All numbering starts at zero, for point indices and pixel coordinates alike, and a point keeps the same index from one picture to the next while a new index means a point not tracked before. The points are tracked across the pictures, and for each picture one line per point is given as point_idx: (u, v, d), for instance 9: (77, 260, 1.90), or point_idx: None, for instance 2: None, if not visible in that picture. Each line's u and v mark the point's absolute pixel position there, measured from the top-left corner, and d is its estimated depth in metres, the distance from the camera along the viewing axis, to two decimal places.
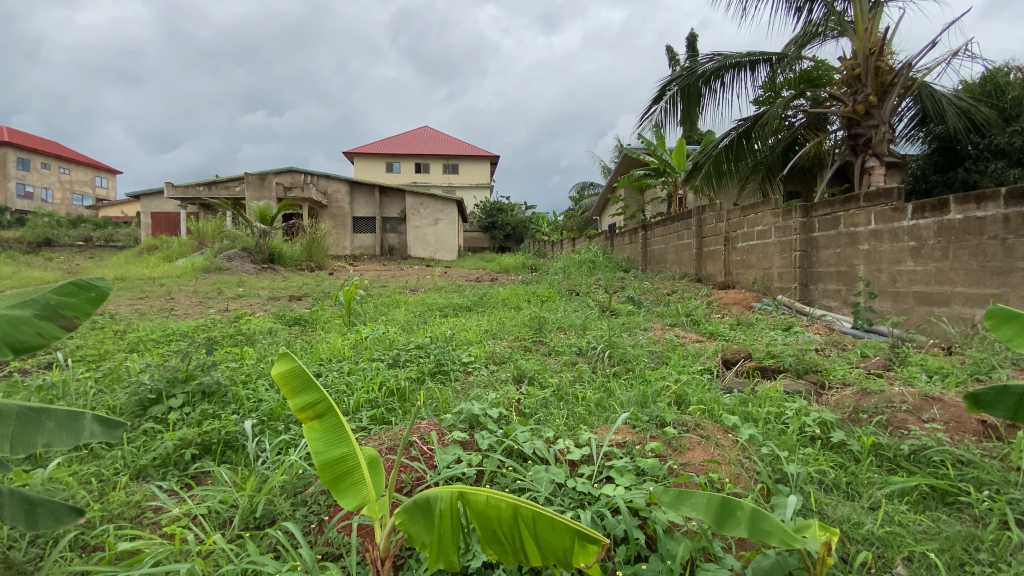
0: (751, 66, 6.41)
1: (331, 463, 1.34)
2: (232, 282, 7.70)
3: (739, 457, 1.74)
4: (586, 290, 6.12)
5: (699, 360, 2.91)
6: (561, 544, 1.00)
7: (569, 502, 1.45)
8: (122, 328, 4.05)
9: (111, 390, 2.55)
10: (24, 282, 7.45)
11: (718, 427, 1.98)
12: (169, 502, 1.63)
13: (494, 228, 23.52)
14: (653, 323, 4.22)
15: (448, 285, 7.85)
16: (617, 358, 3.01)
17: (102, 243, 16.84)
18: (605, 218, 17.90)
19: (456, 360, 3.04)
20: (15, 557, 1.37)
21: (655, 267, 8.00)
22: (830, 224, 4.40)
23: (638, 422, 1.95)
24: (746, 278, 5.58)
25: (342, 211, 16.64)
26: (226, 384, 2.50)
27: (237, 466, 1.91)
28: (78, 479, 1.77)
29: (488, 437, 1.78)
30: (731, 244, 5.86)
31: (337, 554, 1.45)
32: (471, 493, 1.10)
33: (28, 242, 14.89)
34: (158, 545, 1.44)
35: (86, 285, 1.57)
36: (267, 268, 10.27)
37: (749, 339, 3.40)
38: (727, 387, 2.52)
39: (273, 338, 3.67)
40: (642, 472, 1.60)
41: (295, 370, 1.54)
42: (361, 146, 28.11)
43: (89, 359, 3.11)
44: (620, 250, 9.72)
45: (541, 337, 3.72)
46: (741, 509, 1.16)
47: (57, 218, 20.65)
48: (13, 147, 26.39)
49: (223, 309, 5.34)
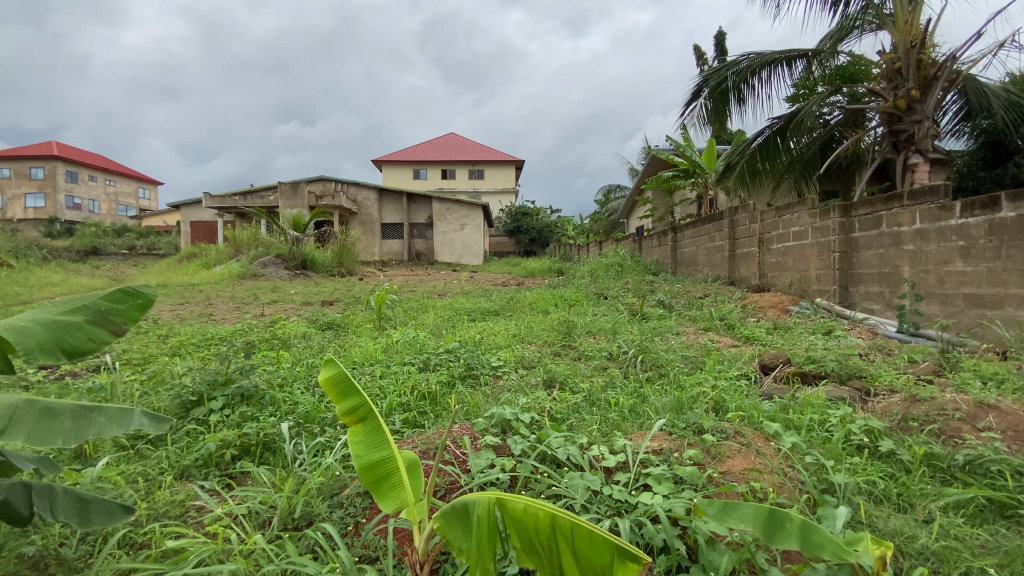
0: (787, 63, 6.24)
1: (371, 466, 1.36)
2: (266, 288, 7.90)
3: (782, 466, 1.68)
4: (615, 294, 6.04)
5: (735, 366, 2.84)
6: (600, 560, 0.97)
7: (606, 509, 1.42)
8: (164, 332, 4.20)
9: (155, 393, 2.65)
10: (73, 290, 7.82)
11: (758, 434, 1.92)
12: (211, 502, 1.68)
13: (519, 232, 23.56)
14: (686, 327, 4.13)
15: (475, 290, 7.89)
16: (650, 363, 2.96)
17: (145, 251, 17.63)
18: (632, 221, 17.68)
19: (485, 364, 3.05)
20: (67, 554, 1.44)
21: (686, 270, 7.85)
22: (871, 224, 4.24)
23: (674, 429, 1.91)
24: (781, 281, 5.43)
25: (371, 218, 16.95)
26: (263, 387, 2.56)
27: (276, 467, 1.96)
28: (126, 478, 1.84)
29: (522, 441, 1.77)
30: (766, 246, 5.71)
31: (374, 557, 1.46)
32: (510, 500, 1.09)
33: (77, 251, 15.63)
34: (201, 544, 1.48)
35: (132, 292, 1.64)
36: (299, 274, 10.53)
37: (787, 343, 3.30)
38: (765, 394, 2.44)
39: (306, 343, 3.74)
40: (681, 480, 1.56)
41: (339, 375, 1.57)
42: (388, 154, 28.65)
43: (134, 363, 3.24)
44: (649, 254, 9.60)
45: (570, 341, 3.69)
46: (791, 521, 1.12)
47: (102, 228, 21.63)
48: (63, 161, 27.77)
49: (259, 314, 5.50)
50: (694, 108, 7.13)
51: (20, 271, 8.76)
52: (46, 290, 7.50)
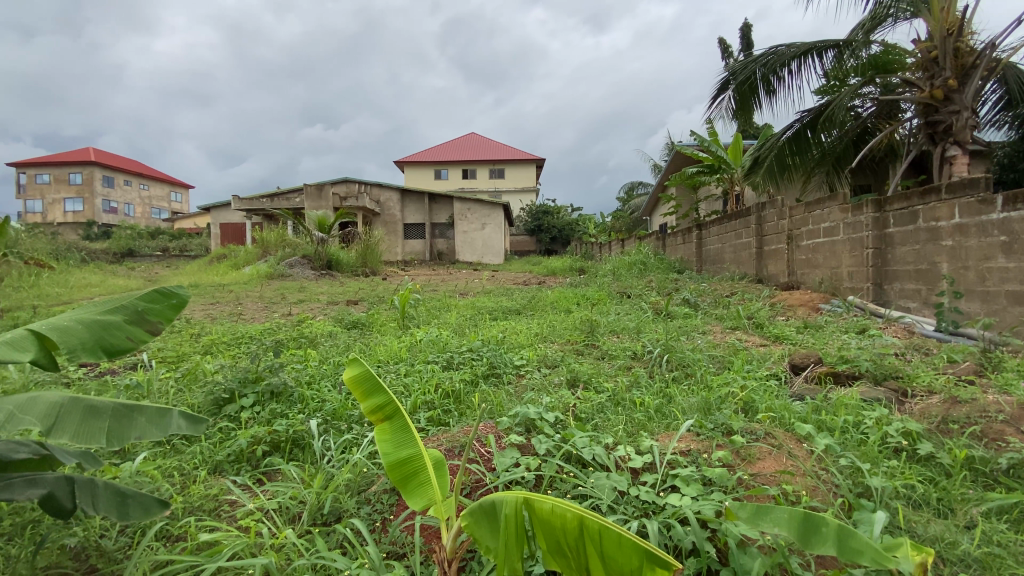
0: (817, 54, 6.06)
1: (399, 463, 1.37)
2: (293, 288, 8.07)
3: (815, 469, 1.64)
4: (638, 292, 5.97)
5: (764, 366, 2.78)
6: (629, 562, 0.95)
7: (632, 510, 1.41)
8: (196, 331, 4.33)
9: (189, 389, 2.74)
10: (111, 290, 8.13)
11: (790, 436, 1.87)
12: (243, 497, 1.72)
13: (540, 231, 23.53)
14: (712, 326, 4.05)
15: (497, 289, 7.91)
16: (676, 362, 2.91)
17: (177, 252, 18.20)
18: (655, 218, 17.46)
19: (508, 363, 3.05)
20: (107, 545, 1.50)
21: (712, 268, 7.71)
22: (907, 219, 4.09)
23: (702, 430, 1.88)
24: (812, 278, 5.29)
25: (394, 218, 17.16)
26: (292, 385, 2.62)
27: (305, 463, 2.00)
28: (162, 473, 1.90)
29: (546, 440, 1.77)
30: (795, 242, 5.57)
31: (400, 553, 1.47)
32: (537, 501, 1.08)
33: (114, 253, 16.23)
34: (234, 537, 1.52)
35: (168, 293, 1.69)
36: (325, 274, 10.73)
37: (819, 342, 3.21)
38: (796, 395, 2.37)
39: (333, 341, 3.82)
40: (709, 482, 1.53)
41: (364, 374, 1.59)
42: (410, 155, 28.95)
43: (169, 362, 3.34)
44: (673, 251, 9.46)
45: (593, 340, 3.67)
46: (827, 525, 1.10)
47: (138, 230, 22.43)
48: (99, 166, 28.86)
49: (287, 314, 5.62)
50: (721, 99, 6.99)
51: (61, 273, 9.13)
52: (86, 291, 7.82)
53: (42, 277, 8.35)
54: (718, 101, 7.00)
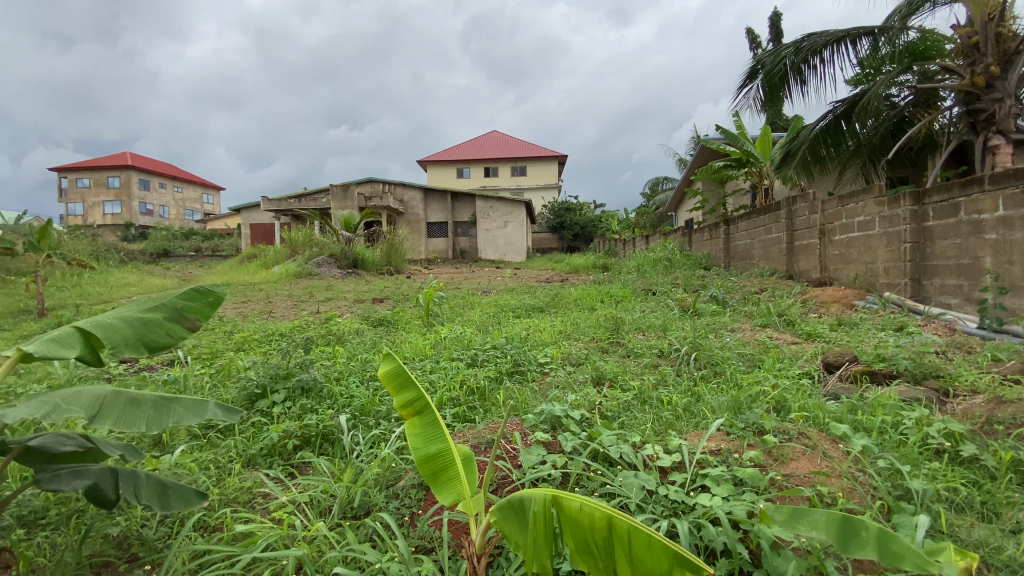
0: (850, 42, 5.86)
1: (429, 458, 1.39)
2: (320, 287, 8.24)
3: (851, 470, 1.59)
4: (664, 289, 5.89)
5: (796, 364, 2.70)
6: (658, 565, 0.94)
7: (662, 510, 1.39)
8: (229, 329, 4.46)
9: (223, 385, 2.83)
10: (148, 290, 8.44)
11: (824, 436, 1.82)
12: (276, 490, 1.77)
13: (562, 228, 23.44)
14: (741, 324, 3.97)
15: (519, 287, 7.91)
16: (704, 361, 2.86)
17: (209, 252, 18.78)
18: (680, 214, 17.19)
19: (532, 361, 3.05)
20: (149, 535, 1.56)
21: (740, 264, 7.54)
22: (947, 212, 3.93)
23: (733, 429, 1.84)
24: (846, 274, 5.12)
25: (417, 217, 17.35)
26: (321, 381, 2.67)
27: (335, 457, 2.04)
28: (199, 465, 1.96)
29: (573, 438, 1.76)
30: (828, 237, 5.40)
31: (429, 548, 1.49)
32: (566, 499, 1.08)
33: (150, 253, 16.85)
34: (268, 529, 1.56)
35: (205, 291, 1.75)
36: (351, 273, 10.92)
37: (854, 340, 3.10)
38: (830, 394, 2.30)
39: (360, 338, 3.88)
40: (741, 482, 1.50)
41: (397, 369, 1.61)
42: (432, 154, 29.20)
43: (203, 358, 3.45)
44: (699, 247, 9.29)
45: (618, 337, 3.64)
46: (866, 528, 1.07)
47: (173, 231, 23.22)
48: (136, 169, 29.96)
49: (314, 312, 5.75)
50: (750, 88, 6.84)
51: (102, 273, 9.52)
52: (124, 291, 8.13)
53: (83, 277, 8.72)
54: (747, 90, 6.85)
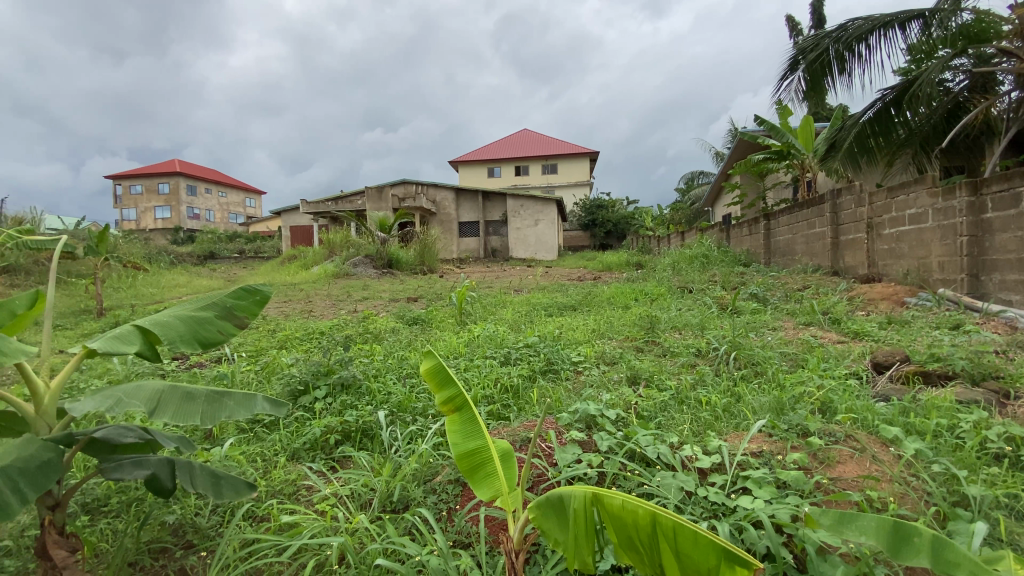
0: (899, 26, 5.58)
1: (469, 453, 1.41)
2: (357, 286, 8.46)
3: (903, 475, 1.53)
4: (701, 287, 5.77)
5: (843, 364, 2.60)
6: (706, 561, 0.93)
7: (701, 511, 1.37)
8: (272, 328, 4.64)
9: (268, 381, 2.95)
10: (197, 291, 8.86)
11: (874, 439, 1.75)
12: (319, 484, 1.84)
13: (594, 226, 23.21)
14: (782, 322, 3.84)
15: (552, 285, 7.90)
16: (744, 360, 2.79)
17: (252, 254, 19.57)
18: (717, 209, 16.72)
19: (566, 359, 3.04)
20: (202, 523, 1.65)
21: (782, 260, 7.29)
22: (1007, 203, 3.70)
23: (776, 431, 1.79)
24: (896, 269, 4.88)
25: (449, 217, 17.55)
26: (360, 377, 2.75)
27: (374, 452, 2.10)
28: (247, 458, 2.06)
29: (609, 438, 1.75)
30: (876, 231, 5.16)
31: (466, 542, 1.52)
32: (607, 496, 1.07)
33: (198, 256, 17.68)
34: (312, 520, 1.62)
35: (251, 289, 1.82)
36: (386, 273, 11.15)
37: (905, 340, 2.95)
38: (879, 395, 2.21)
39: (396, 337, 3.97)
40: (784, 485, 1.47)
41: (438, 366, 1.65)
42: (464, 154, 29.47)
43: (248, 355, 3.61)
44: (737, 243, 9.02)
45: (654, 336, 3.59)
46: (920, 535, 1.02)
47: (218, 234, 24.24)
48: (184, 175, 31.46)
49: (352, 310, 5.92)
50: (791, 78, 6.61)
51: (155, 275, 10.08)
52: (175, 291, 8.57)
53: (137, 278, 9.25)
54: (788, 81, 6.62)
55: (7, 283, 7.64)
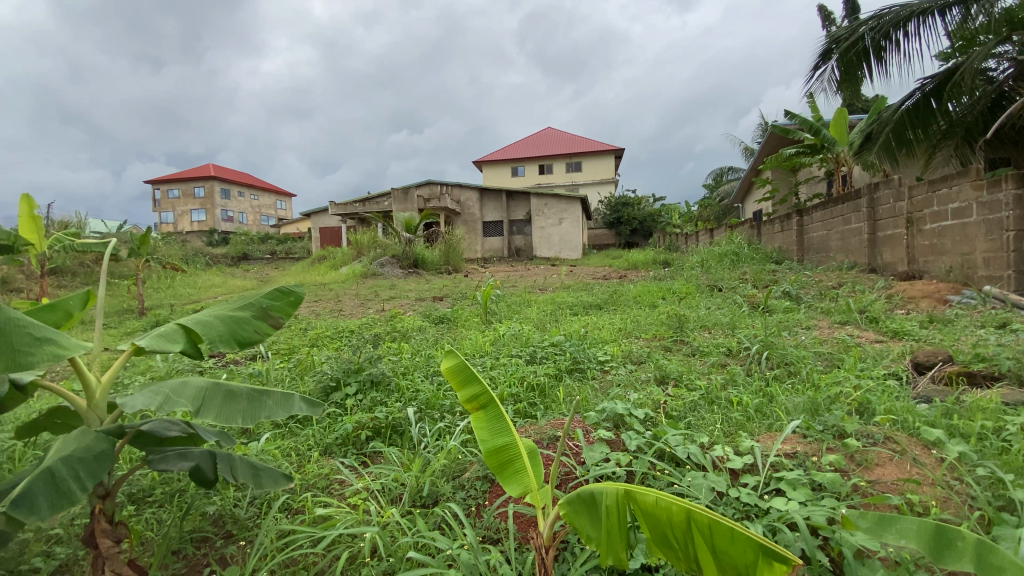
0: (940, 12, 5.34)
1: (497, 451, 1.43)
2: (384, 286, 8.61)
3: (946, 479, 1.47)
4: (731, 285, 5.65)
5: (881, 363, 2.51)
6: (743, 558, 0.92)
7: (733, 512, 1.36)
8: (304, 326, 4.77)
9: (301, 378, 3.03)
10: (231, 292, 9.17)
11: (914, 441, 1.69)
12: (351, 477, 1.88)
13: (620, 224, 22.96)
14: (816, 321, 3.73)
15: (576, 284, 7.86)
16: (777, 360, 2.73)
17: (283, 255, 20.12)
18: (747, 205, 16.30)
19: (592, 359, 3.03)
20: (241, 514, 1.71)
21: (815, 257, 7.08)
22: None
23: (810, 432, 1.75)
24: (938, 266, 4.69)
25: (473, 217, 17.65)
26: (389, 374, 2.81)
27: (404, 448, 2.14)
28: (282, 452, 2.13)
29: (637, 437, 1.75)
30: (917, 226, 4.96)
31: (495, 538, 1.54)
32: (640, 493, 1.08)
33: (232, 257, 18.29)
34: (345, 513, 1.66)
35: (286, 290, 1.88)
36: (412, 272, 11.29)
37: (948, 339, 2.83)
38: (920, 395, 2.13)
39: (423, 335, 4.01)
40: (820, 487, 1.43)
41: (460, 364, 1.67)
42: (487, 154, 29.58)
43: (282, 353, 3.72)
44: (769, 240, 8.79)
45: (682, 335, 3.54)
46: (964, 539, 0.99)
47: (250, 235, 24.98)
48: (218, 179, 32.55)
49: (380, 309, 6.03)
50: (824, 68, 6.41)
51: (192, 276, 10.48)
52: (211, 291, 8.90)
53: (176, 279, 9.63)
54: (821, 71, 6.43)
55: (56, 284, 8.08)
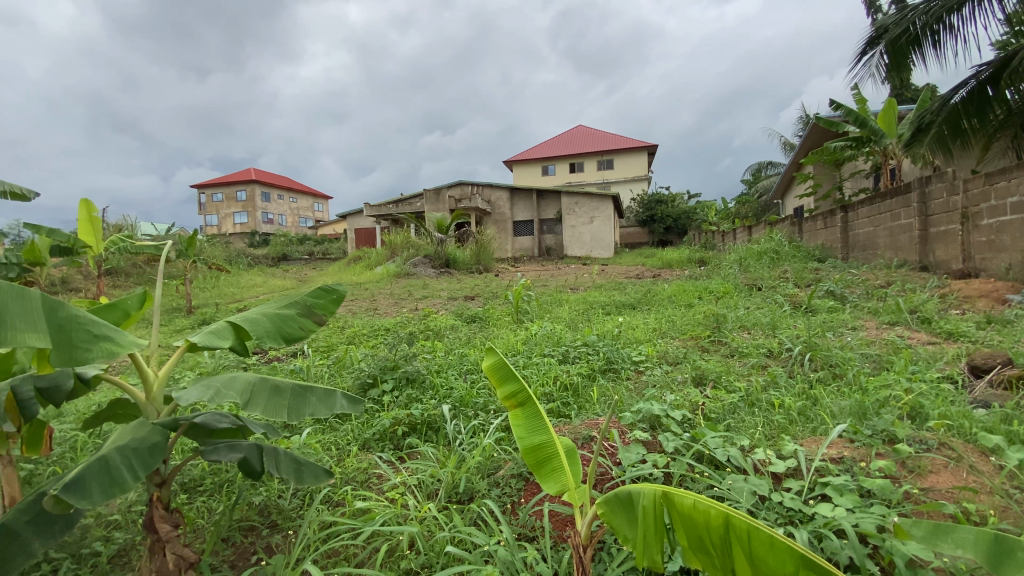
0: None
1: (534, 448, 1.44)
2: (416, 286, 8.75)
3: (1005, 487, 1.39)
4: (770, 285, 5.48)
5: (934, 367, 2.39)
6: (783, 567, 0.90)
7: (776, 517, 1.32)
8: (342, 324, 4.91)
9: (340, 374, 3.13)
10: (271, 291, 9.54)
11: (971, 447, 1.60)
12: (389, 472, 1.93)
13: (653, 222, 22.57)
14: (863, 322, 3.58)
15: (609, 282, 7.79)
16: (821, 362, 2.64)
17: (320, 255, 20.72)
18: (788, 201, 15.73)
19: (626, 359, 3.00)
20: (285, 505, 1.78)
21: (861, 255, 6.78)
22: None
23: (858, 436, 1.69)
24: (997, 263, 4.42)
25: (504, 217, 17.72)
26: (424, 372, 2.86)
27: (439, 445, 2.18)
28: (323, 446, 2.20)
29: (675, 439, 1.72)
30: (973, 221, 4.69)
31: (531, 536, 1.55)
32: (677, 496, 1.07)
33: (272, 258, 18.98)
34: (383, 507, 1.70)
35: (329, 288, 1.94)
36: (444, 272, 11.44)
37: (1009, 341, 2.66)
38: (978, 400, 2.02)
39: (456, 334, 4.07)
40: (868, 494, 1.38)
41: (499, 362, 1.69)
42: (518, 154, 29.62)
43: (321, 351, 3.84)
44: (810, 237, 8.47)
45: (719, 335, 3.47)
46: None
47: (289, 237, 25.82)
48: (259, 183, 33.79)
49: (414, 309, 6.14)
50: (871, 54, 6.14)
51: (235, 276, 10.94)
52: (253, 291, 9.27)
53: (221, 279, 10.09)
54: (868, 58, 6.17)
55: (111, 283, 8.59)
